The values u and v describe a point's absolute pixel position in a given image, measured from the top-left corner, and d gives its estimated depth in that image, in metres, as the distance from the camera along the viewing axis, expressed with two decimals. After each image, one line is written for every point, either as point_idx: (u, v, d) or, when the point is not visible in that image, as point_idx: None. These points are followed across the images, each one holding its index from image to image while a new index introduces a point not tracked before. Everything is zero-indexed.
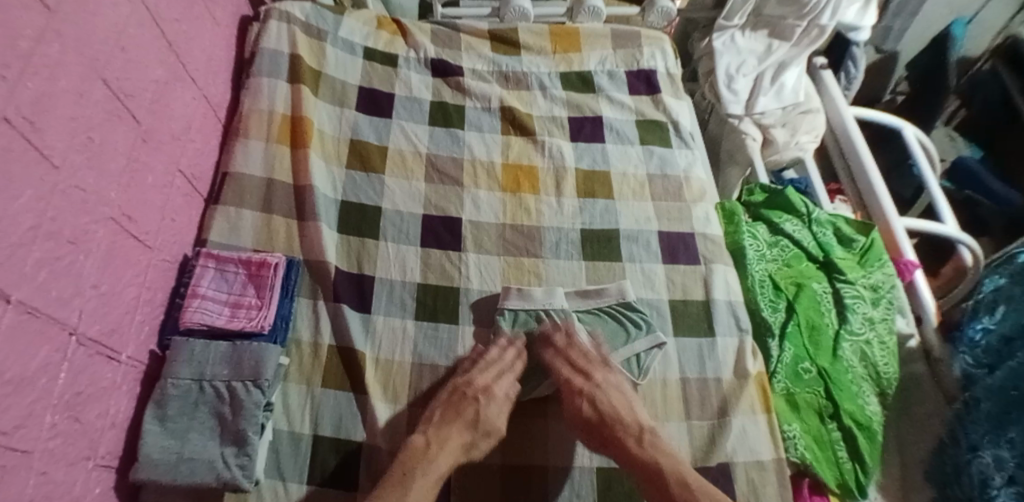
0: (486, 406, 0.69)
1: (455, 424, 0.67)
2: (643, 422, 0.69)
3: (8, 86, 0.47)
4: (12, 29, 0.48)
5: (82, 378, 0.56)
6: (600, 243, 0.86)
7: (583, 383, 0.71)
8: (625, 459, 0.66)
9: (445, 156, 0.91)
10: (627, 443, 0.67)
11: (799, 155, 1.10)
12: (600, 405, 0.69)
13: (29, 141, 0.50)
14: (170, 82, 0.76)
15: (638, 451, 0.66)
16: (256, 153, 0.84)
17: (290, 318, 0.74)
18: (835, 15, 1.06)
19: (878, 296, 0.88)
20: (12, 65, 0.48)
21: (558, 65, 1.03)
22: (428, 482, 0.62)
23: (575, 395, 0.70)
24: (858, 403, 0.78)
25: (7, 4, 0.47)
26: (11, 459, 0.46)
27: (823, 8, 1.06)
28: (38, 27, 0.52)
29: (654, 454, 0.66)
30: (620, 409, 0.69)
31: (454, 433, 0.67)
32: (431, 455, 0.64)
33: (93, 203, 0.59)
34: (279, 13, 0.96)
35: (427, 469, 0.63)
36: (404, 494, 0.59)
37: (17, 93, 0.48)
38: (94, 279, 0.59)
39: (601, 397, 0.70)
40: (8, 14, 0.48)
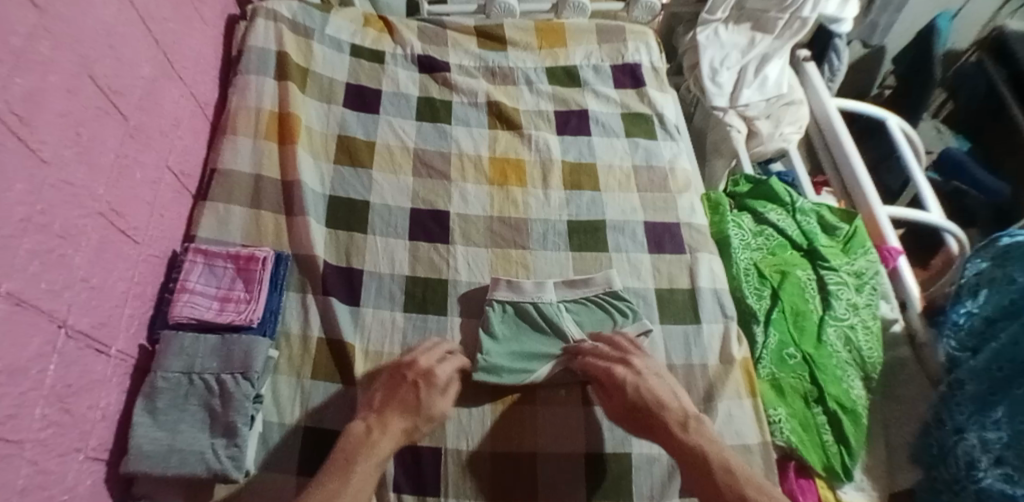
0: (427, 391, 0.67)
1: (395, 407, 0.66)
2: (689, 409, 0.67)
3: None
4: (4, 25, 0.49)
5: (73, 370, 0.57)
6: (587, 234, 0.87)
7: (625, 372, 0.70)
8: (671, 444, 0.65)
9: (433, 150, 0.92)
10: (672, 428, 0.65)
11: (784, 147, 1.12)
12: (642, 391, 0.68)
13: (19, 137, 0.50)
14: (158, 79, 0.77)
15: (684, 437, 0.64)
16: (244, 149, 0.85)
17: (279, 311, 0.74)
18: (816, 7, 1.09)
19: (861, 282, 0.89)
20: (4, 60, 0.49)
21: (545, 60, 1.04)
22: (369, 466, 0.60)
23: (619, 380, 0.69)
24: (843, 386, 0.79)
25: None
26: (3, 448, 0.46)
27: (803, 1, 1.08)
28: (30, 24, 0.53)
29: (699, 440, 0.64)
30: (664, 396, 0.68)
31: (393, 419, 0.65)
32: (372, 440, 0.62)
33: (83, 197, 0.60)
34: (266, 12, 0.97)
35: (367, 453, 0.61)
36: (344, 484, 0.58)
37: (8, 89, 0.49)
38: (84, 273, 0.59)
39: (645, 384, 0.69)
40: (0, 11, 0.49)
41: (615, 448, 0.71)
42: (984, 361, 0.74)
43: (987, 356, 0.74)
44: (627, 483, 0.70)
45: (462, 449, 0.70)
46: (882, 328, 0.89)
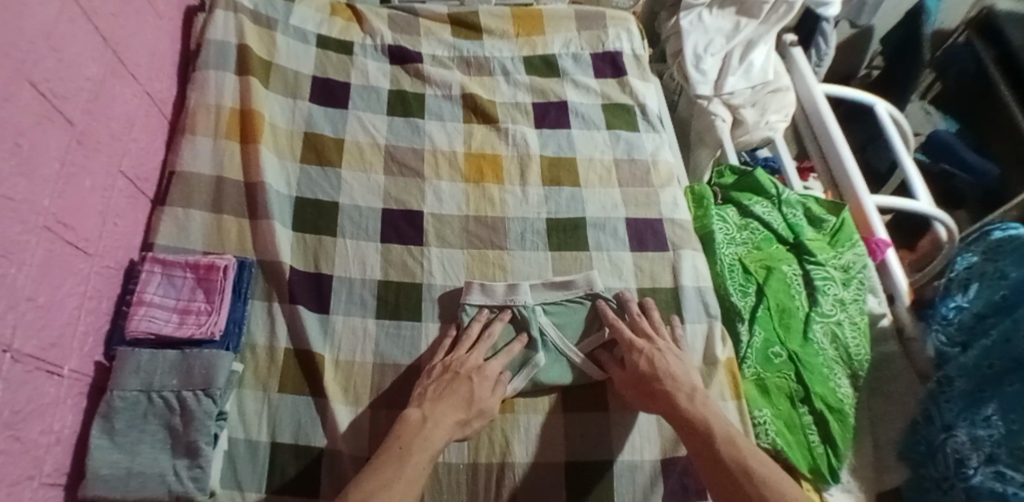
0: (480, 385, 0.67)
1: (457, 397, 0.65)
2: (696, 385, 0.67)
3: None
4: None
5: (21, 396, 0.53)
6: (566, 232, 0.84)
7: (645, 341, 0.71)
8: (671, 411, 0.64)
9: (404, 146, 0.88)
10: (676, 401, 0.65)
11: (769, 135, 1.07)
12: (656, 363, 0.68)
13: None
14: (108, 78, 0.72)
15: (689, 408, 0.64)
16: (204, 150, 0.80)
17: (243, 322, 0.71)
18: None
19: (849, 277, 0.87)
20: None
21: (521, 48, 1.00)
22: (422, 458, 0.59)
23: (637, 351, 0.70)
24: (830, 385, 0.77)
25: None
26: None
27: None
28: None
29: (703, 412, 0.64)
30: (676, 371, 0.68)
31: (443, 411, 0.64)
32: (425, 432, 0.62)
33: (24, 211, 0.56)
34: (226, 2, 0.91)
35: (421, 444, 0.60)
36: (400, 471, 0.57)
37: None
38: (30, 292, 0.55)
39: (660, 358, 0.69)
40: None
41: (589, 454, 0.70)
42: (973, 358, 0.72)
43: (977, 353, 0.72)
44: (610, 492, 0.68)
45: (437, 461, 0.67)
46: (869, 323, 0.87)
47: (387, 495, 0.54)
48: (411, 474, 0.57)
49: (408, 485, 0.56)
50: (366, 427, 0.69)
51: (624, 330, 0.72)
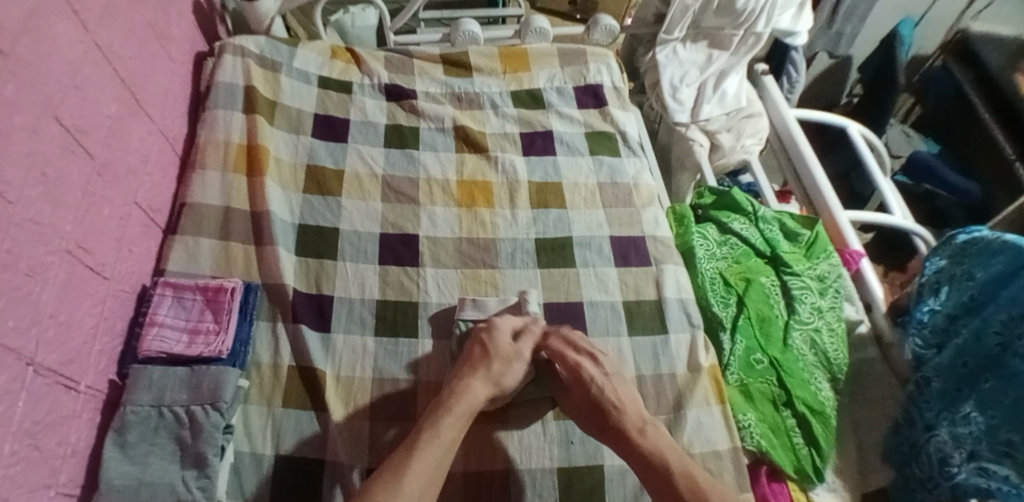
0: (491, 344, 0.74)
1: (489, 366, 0.72)
2: (646, 417, 0.70)
3: None
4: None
5: (41, 407, 0.57)
6: (554, 251, 0.89)
7: (593, 369, 0.72)
8: (627, 447, 0.67)
9: (401, 176, 0.94)
10: (630, 434, 0.68)
11: (745, 157, 1.16)
12: (607, 393, 0.71)
13: None
14: (125, 116, 0.78)
15: (642, 441, 0.67)
16: (213, 183, 0.86)
17: (249, 341, 0.75)
18: (769, 23, 1.11)
19: (825, 286, 0.91)
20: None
21: (509, 84, 1.07)
22: (458, 414, 0.66)
23: (586, 379, 0.72)
24: (811, 389, 0.81)
25: None
26: None
27: (757, 17, 1.09)
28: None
29: (658, 445, 0.67)
30: (626, 399, 0.71)
31: (477, 379, 0.70)
32: (470, 400, 0.68)
33: (49, 235, 0.61)
34: (233, 47, 0.99)
35: (456, 400, 0.68)
36: (436, 425, 0.64)
37: None
38: (52, 309, 0.60)
39: (609, 388, 0.71)
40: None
41: (574, 463, 0.72)
42: (948, 357, 0.76)
43: (951, 352, 0.76)
44: (599, 496, 0.70)
45: None
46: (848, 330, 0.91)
47: (435, 442, 0.62)
48: (453, 435, 0.64)
49: (447, 447, 0.63)
50: (364, 434, 0.72)
51: (566, 356, 0.74)
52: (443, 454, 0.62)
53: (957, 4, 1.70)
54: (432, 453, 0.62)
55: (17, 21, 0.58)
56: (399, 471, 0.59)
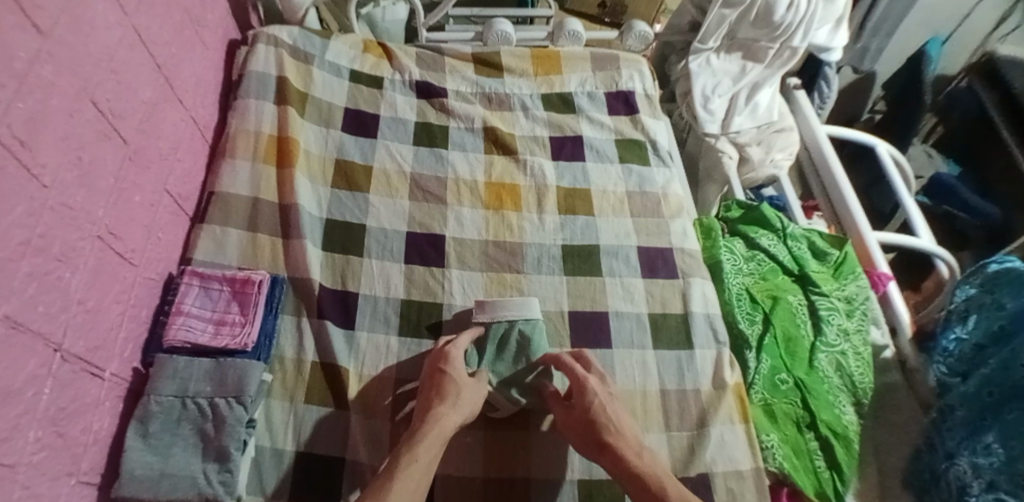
0: (453, 368, 0.69)
1: (445, 390, 0.67)
2: (637, 438, 0.66)
3: (3, 107, 0.49)
4: (6, 51, 0.50)
5: (67, 394, 0.57)
6: (581, 258, 0.88)
7: (595, 385, 0.69)
8: (621, 467, 0.63)
9: (429, 175, 0.93)
10: (624, 453, 0.63)
11: (774, 173, 1.16)
12: (607, 410, 0.67)
13: (20, 159, 0.52)
14: (160, 102, 0.78)
15: (638, 462, 0.63)
16: (242, 173, 0.85)
17: (274, 335, 0.75)
18: (807, 36, 1.08)
19: (852, 308, 0.90)
20: (7, 86, 0.50)
21: (540, 86, 1.06)
22: (430, 444, 0.62)
23: (587, 394, 0.68)
24: (835, 412, 0.80)
25: (4, 31, 0.49)
26: None
27: (794, 31, 1.07)
28: (34, 50, 0.54)
29: (652, 466, 0.63)
30: (624, 423, 0.66)
31: (441, 401, 0.66)
32: (438, 424, 0.64)
33: (82, 220, 0.61)
34: (267, 37, 0.98)
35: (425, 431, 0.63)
36: (412, 454, 0.60)
37: (10, 113, 0.50)
38: (81, 295, 0.60)
39: (609, 404, 0.68)
40: (5, 39, 0.50)
41: (597, 476, 0.71)
42: (973, 386, 0.74)
43: (976, 381, 0.73)
44: None
45: (450, 474, 0.70)
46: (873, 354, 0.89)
47: (408, 472, 0.58)
48: (428, 460, 0.60)
49: (424, 470, 0.59)
50: (383, 435, 0.72)
51: (576, 368, 0.70)
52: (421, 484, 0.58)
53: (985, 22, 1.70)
54: (406, 479, 0.58)
55: (56, 0, 0.58)
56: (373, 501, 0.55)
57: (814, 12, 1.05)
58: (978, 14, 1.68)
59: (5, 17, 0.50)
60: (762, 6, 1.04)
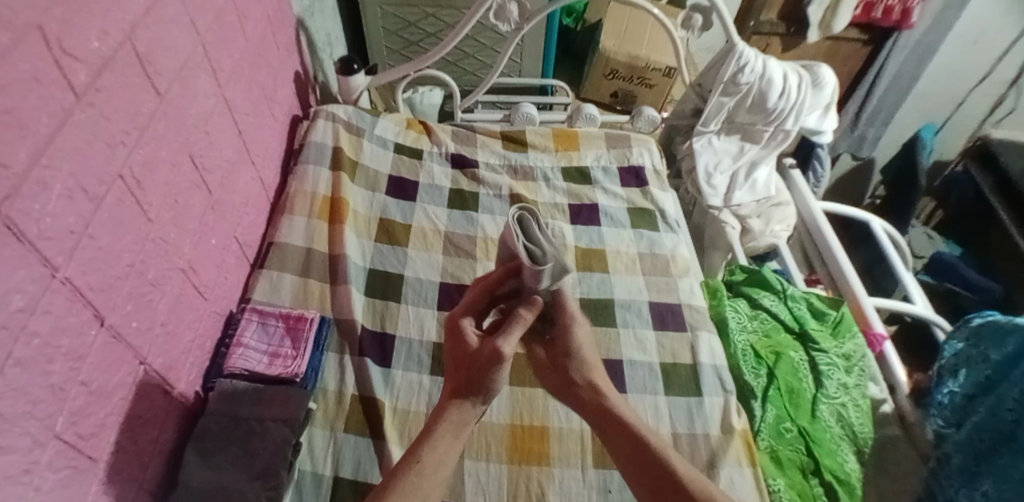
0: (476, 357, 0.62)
1: (472, 391, 0.60)
2: (588, 384, 0.66)
3: (127, 150, 0.62)
4: (133, 109, 0.63)
5: (143, 404, 0.66)
6: (596, 310, 0.96)
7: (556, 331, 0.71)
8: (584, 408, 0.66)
9: (461, 233, 1.04)
10: (581, 394, 0.66)
11: (774, 242, 1.30)
12: (571, 349, 0.69)
13: (134, 196, 0.63)
14: (238, 162, 0.91)
15: (597, 403, 0.65)
16: (298, 227, 0.97)
17: (319, 369, 0.83)
18: (797, 121, 1.21)
19: (850, 364, 0.97)
20: (132, 134, 0.63)
21: (560, 160, 1.20)
22: (447, 448, 0.57)
23: (559, 327, 0.71)
24: (837, 459, 0.85)
25: (131, 90, 0.62)
26: (79, 463, 0.55)
27: (787, 115, 1.20)
28: (153, 108, 0.67)
29: (607, 402, 0.64)
30: (586, 358, 0.68)
31: (462, 404, 0.60)
32: (456, 435, 0.58)
33: (172, 254, 0.71)
34: (326, 114, 1.13)
35: (444, 431, 0.58)
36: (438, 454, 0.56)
37: (131, 157, 0.63)
38: (163, 318, 0.69)
39: (570, 349, 0.69)
40: (132, 97, 0.63)
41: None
42: (967, 433, 0.79)
43: (970, 429, 0.79)
44: None
45: None
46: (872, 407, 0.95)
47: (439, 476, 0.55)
48: (443, 473, 0.55)
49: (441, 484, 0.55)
50: None
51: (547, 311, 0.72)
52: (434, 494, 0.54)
53: (979, 109, 1.92)
54: (420, 478, 0.54)
55: (172, 71, 0.71)
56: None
57: (803, 99, 1.18)
58: (969, 104, 1.92)
59: (133, 80, 0.63)
60: (756, 94, 1.18)
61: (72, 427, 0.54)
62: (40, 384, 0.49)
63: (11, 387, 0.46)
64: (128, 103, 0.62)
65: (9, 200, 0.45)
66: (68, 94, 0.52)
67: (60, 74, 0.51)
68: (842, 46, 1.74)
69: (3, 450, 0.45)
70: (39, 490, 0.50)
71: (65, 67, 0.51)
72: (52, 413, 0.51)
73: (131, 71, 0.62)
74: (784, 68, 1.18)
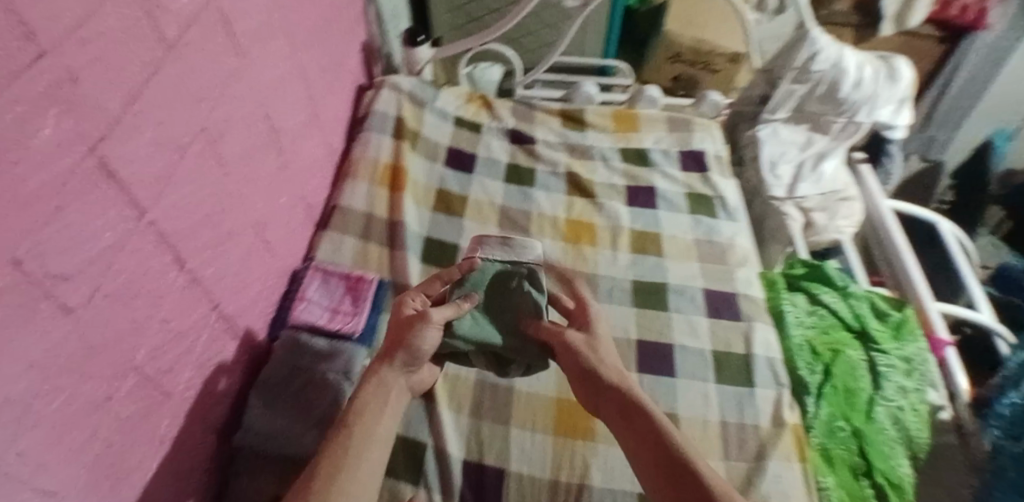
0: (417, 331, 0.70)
1: (396, 354, 0.70)
2: (624, 399, 0.67)
3: (209, 105, 0.64)
4: (216, 65, 0.65)
5: (213, 348, 0.70)
6: (650, 294, 0.96)
7: (569, 341, 0.74)
8: (620, 429, 0.65)
9: (517, 209, 1.05)
10: (613, 419, 0.67)
11: (837, 238, 1.22)
12: (586, 363, 0.72)
13: (213, 149, 0.66)
14: (307, 126, 0.94)
15: (630, 426, 0.64)
16: (360, 192, 0.99)
17: (376, 328, 0.84)
18: (872, 113, 1.17)
19: (910, 368, 0.95)
20: (214, 91, 0.65)
21: (618, 141, 1.18)
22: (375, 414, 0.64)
23: (564, 341, 0.74)
24: (890, 463, 0.84)
25: (215, 47, 0.65)
26: (155, 397, 0.59)
27: (860, 106, 1.16)
28: (234, 67, 0.70)
29: (641, 423, 0.64)
30: (605, 373, 0.71)
31: (389, 367, 0.69)
32: (383, 394, 0.67)
33: (246, 209, 0.75)
34: (390, 84, 1.15)
35: (375, 400, 0.66)
36: (376, 420, 0.64)
37: (212, 112, 0.65)
38: (235, 269, 0.73)
39: (586, 362, 0.72)
40: (215, 54, 0.65)
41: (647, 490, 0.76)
42: None
43: None
44: None
45: (523, 474, 0.76)
46: (929, 414, 0.92)
47: (372, 444, 0.62)
48: (376, 436, 0.63)
49: (373, 446, 0.62)
50: (466, 428, 0.80)
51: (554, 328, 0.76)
52: (373, 447, 0.62)
53: None
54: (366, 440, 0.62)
55: (252, 32, 0.74)
56: (328, 466, 0.58)
57: (878, 93, 1.15)
58: None
59: (218, 38, 0.65)
60: (829, 82, 1.15)
61: (151, 362, 0.57)
62: (125, 318, 0.52)
63: (99, 317, 0.48)
64: (212, 60, 0.64)
65: (104, 141, 0.47)
66: (160, 46, 0.54)
67: (154, 25, 0.53)
68: (916, 42, 1.65)
69: (89, 376, 0.48)
70: (119, 418, 0.53)
71: (158, 19, 0.54)
72: (134, 346, 0.54)
73: (216, 28, 0.65)
74: (860, 58, 1.14)
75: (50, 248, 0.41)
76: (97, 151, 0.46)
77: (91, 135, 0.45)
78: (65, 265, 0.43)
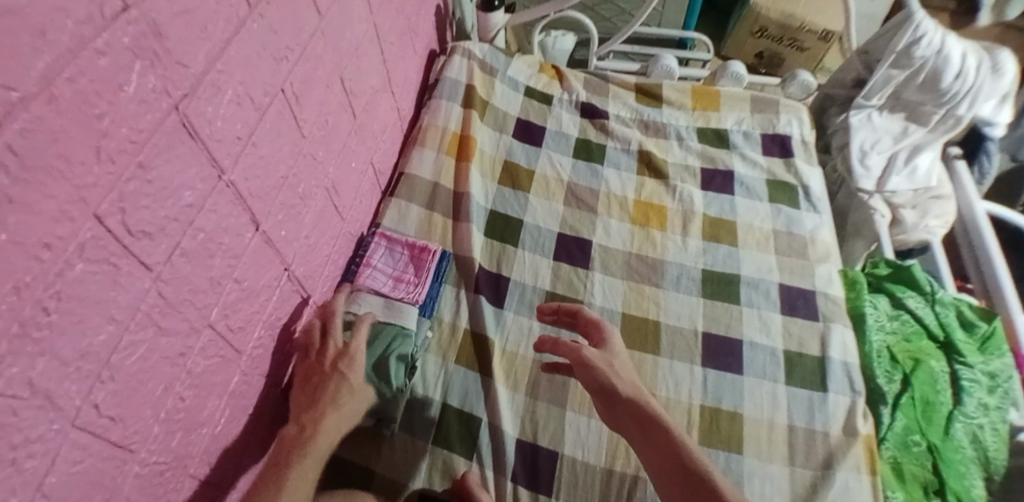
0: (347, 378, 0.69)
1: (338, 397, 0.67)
2: (648, 415, 0.63)
3: (289, 66, 0.64)
4: (296, 26, 0.65)
5: (283, 308, 0.71)
6: (720, 284, 0.91)
7: (587, 354, 0.68)
8: (645, 447, 0.62)
9: (584, 185, 1.01)
10: (636, 436, 0.63)
11: (926, 237, 1.13)
12: (606, 377, 0.66)
13: (291, 111, 0.66)
14: (380, 90, 0.93)
15: (658, 446, 0.61)
16: (428, 159, 0.98)
17: (437, 299, 0.86)
18: (973, 106, 1.06)
19: (994, 384, 0.87)
20: (294, 51, 0.65)
21: (696, 120, 1.12)
22: (308, 467, 0.62)
23: (581, 352, 0.68)
24: (965, 483, 0.78)
25: (296, 7, 0.64)
26: (228, 353, 0.61)
27: (961, 100, 1.05)
28: (314, 28, 0.69)
29: (668, 443, 0.61)
30: (626, 386, 0.66)
31: (325, 414, 0.66)
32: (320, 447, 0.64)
33: (319, 173, 0.75)
34: (462, 50, 1.12)
35: (303, 453, 0.63)
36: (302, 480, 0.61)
37: (291, 74, 0.65)
38: (307, 232, 0.74)
39: (604, 376, 0.66)
40: (296, 14, 0.64)
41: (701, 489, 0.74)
42: None
43: None
44: None
45: (577, 458, 0.76)
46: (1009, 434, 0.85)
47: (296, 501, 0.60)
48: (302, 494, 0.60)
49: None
50: (519, 405, 0.80)
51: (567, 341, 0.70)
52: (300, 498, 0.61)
53: None
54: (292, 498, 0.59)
55: None
56: None
57: (982, 83, 1.03)
58: None
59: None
60: (929, 71, 1.03)
61: (224, 319, 0.59)
62: (202, 276, 0.54)
63: (177, 274, 0.50)
64: (293, 20, 0.64)
65: (187, 99, 0.47)
66: (243, 4, 0.54)
67: None
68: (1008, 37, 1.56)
69: (165, 331, 0.49)
70: (192, 372, 0.55)
71: None
72: (209, 303, 0.55)
73: None
74: (963, 47, 1.03)
75: (130, 205, 0.42)
76: (180, 109, 0.46)
77: (175, 93, 0.45)
78: (145, 222, 0.44)
